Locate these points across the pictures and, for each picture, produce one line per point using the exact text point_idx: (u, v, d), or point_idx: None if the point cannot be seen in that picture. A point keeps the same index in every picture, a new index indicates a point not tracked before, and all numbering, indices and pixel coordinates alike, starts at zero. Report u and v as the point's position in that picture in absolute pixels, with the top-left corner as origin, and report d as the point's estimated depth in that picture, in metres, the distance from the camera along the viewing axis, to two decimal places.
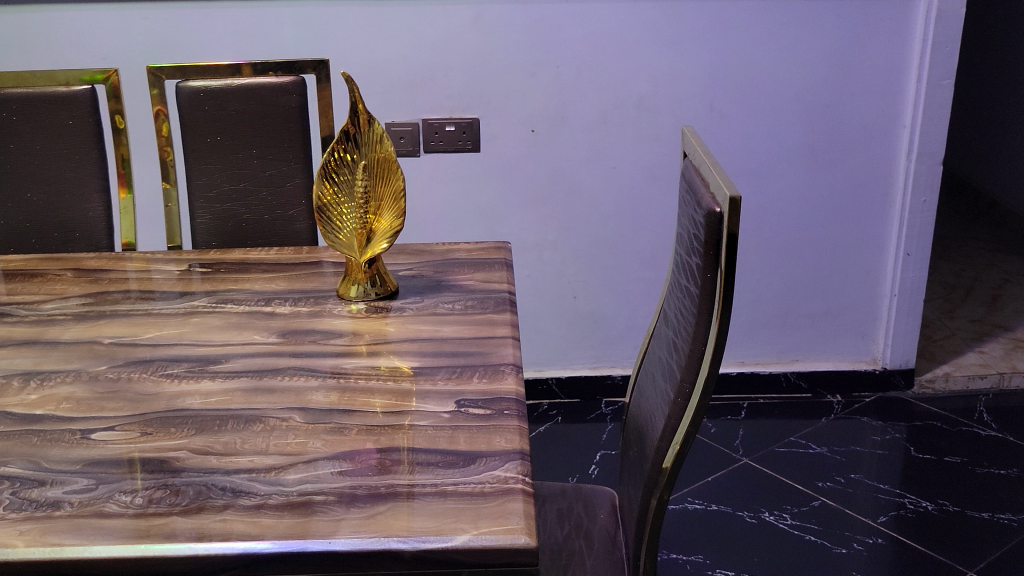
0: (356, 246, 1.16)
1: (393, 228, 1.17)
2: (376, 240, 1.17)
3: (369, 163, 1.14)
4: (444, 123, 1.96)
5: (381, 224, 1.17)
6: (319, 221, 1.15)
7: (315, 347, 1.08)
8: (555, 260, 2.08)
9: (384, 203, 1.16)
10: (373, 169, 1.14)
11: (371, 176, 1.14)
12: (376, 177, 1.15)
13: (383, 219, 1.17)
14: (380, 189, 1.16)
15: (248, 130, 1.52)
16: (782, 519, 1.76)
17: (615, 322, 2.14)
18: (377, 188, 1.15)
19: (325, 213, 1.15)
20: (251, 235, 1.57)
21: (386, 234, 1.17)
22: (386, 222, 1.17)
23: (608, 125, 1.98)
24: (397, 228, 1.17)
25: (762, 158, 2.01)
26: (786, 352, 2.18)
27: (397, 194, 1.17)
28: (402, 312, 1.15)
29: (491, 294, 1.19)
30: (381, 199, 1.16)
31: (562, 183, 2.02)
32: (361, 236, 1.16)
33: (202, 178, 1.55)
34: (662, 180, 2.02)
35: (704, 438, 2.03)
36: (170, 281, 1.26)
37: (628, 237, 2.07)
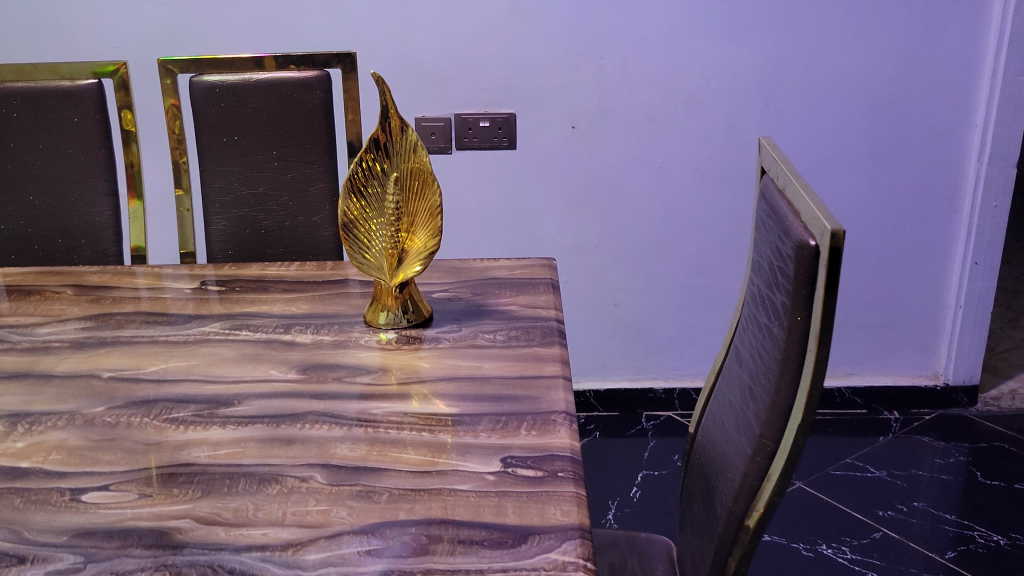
0: (386, 269, 1.03)
1: (429, 249, 1.03)
2: (410, 262, 1.03)
3: (400, 176, 1.01)
4: (478, 118, 1.83)
5: (415, 245, 1.03)
6: (344, 239, 1.03)
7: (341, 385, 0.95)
8: (596, 266, 1.95)
9: (418, 221, 1.03)
10: (405, 182, 1.02)
11: (403, 191, 1.02)
12: (410, 192, 1.02)
13: (418, 238, 1.04)
14: (414, 205, 1.03)
15: (267, 129, 1.39)
16: (841, 552, 1.63)
17: (658, 332, 2.00)
18: (410, 203, 1.03)
19: (352, 231, 1.03)
20: (270, 243, 1.45)
21: (420, 256, 1.03)
22: (420, 243, 1.03)
23: (655, 122, 1.84)
24: (433, 250, 1.03)
25: (819, 158, 1.87)
26: (841, 365, 2.04)
27: (435, 211, 1.03)
28: (437, 344, 1.02)
29: (537, 323, 1.06)
30: (415, 216, 1.03)
31: (605, 183, 1.89)
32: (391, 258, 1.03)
33: (217, 181, 1.42)
34: (712, 181, 1.88)
35: None
36: (180, 301, 1.14)
37: (674, 241, 1.93)
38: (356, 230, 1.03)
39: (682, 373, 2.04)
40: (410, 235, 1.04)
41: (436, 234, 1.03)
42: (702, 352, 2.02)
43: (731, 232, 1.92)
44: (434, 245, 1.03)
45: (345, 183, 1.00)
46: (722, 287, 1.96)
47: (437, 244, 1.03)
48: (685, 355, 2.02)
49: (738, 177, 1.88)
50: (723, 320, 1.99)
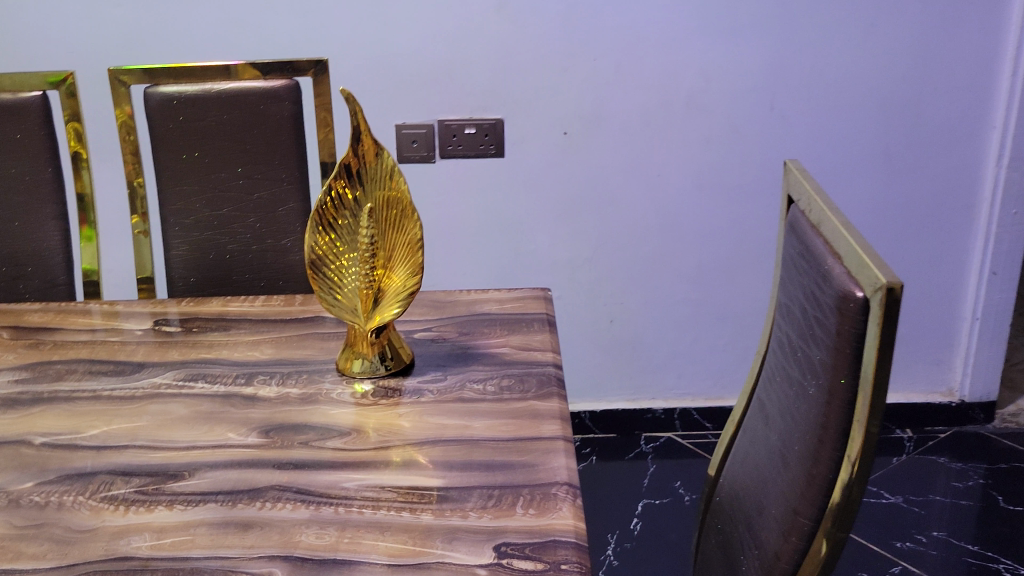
0: (361, 311, 0.91)
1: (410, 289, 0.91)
2: (388, 304, 0.91)
3: (375, 207, 0.89)
4: (463, 124, 1.70)
5: (393, 284, 0.91)
6: (312, 279, 0.91)
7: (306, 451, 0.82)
8: (590, 280, 1.83)
9: (397, 256, 0.91)
10: (382, 213, 0.89)
11: (379, 222, 0.90)
12: (387, 224, 0.90)
13: (396, 276, 0.92)
14: (391, 241, 0.91)
15: (231, 145, 1.27)
16: None
17: (657, 349, 1.88)
18: (387, 236, 0.90)
19: (321, 269, 0.91)
20: (236, 269, 1.32)
21: (398, 297, 0.91)
22: (399, 282, 0.91)
23: (652, 126, 1.72)
24: (414, 290, 0.91)
25: (827, 164, 1.75)
26: None
27: (416, 245, 0.90)
28: (419, 397, 0.90)
29: (532, 369, 0.93)
30: (392, 251, 0.91)
31: (599, 192, 1.76)
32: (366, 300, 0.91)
33: (176, 202, 1.29)
34: (713, 189, 1.76)
35: None
36: (130, 344, 1.01)
37: (673, 253, 1.81)
38: (326, 269, 0.91)
39: (682, 392, 1.92)
40: (388, 272, 0.92)
41: (416, 271, 0.91)
42: (703, 369, 1.90)
43: (733, 242, 1.80)
44: (414, 283, 0.91)
45: (312, 215, 0.88)
46: (724, 300, 1.84)
47: (418, 283, 0.91)
48: (685, 373, 1.90)
49: (741, 184, 1.76)
50: (726, 336, 1.87)
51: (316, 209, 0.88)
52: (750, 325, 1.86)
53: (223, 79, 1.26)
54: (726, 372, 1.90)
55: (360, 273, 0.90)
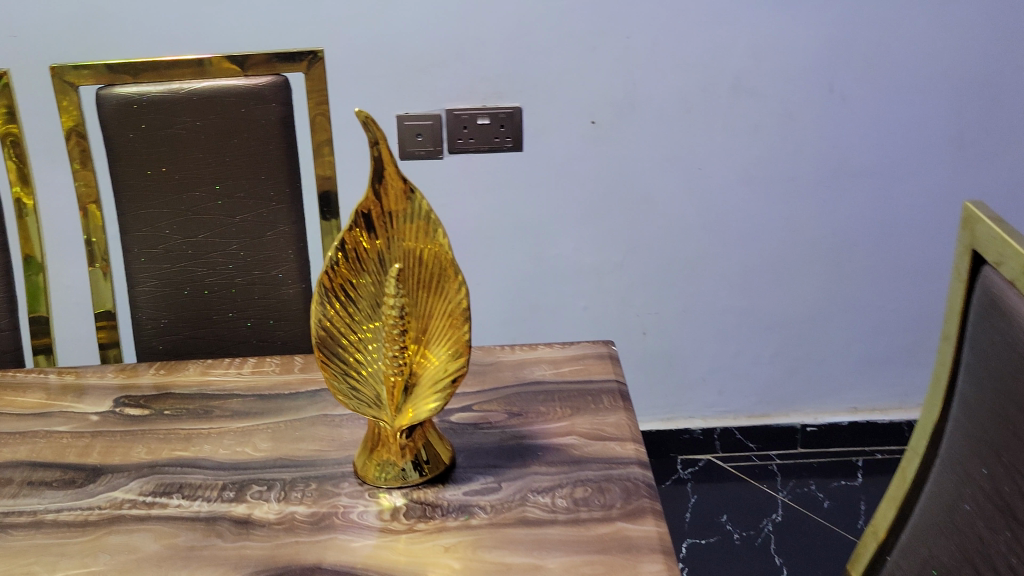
0: (385, 404, 0.69)
1: (452, 374, 0.68)
2: (424, 394, 0.69)
3: (405, 268, 0.67)
4: (475, 114, 1.45)
5: (431, 366, 0.69)
6: (320, 361, 0.69)
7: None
8: (621, 288, 1.59)
9: (434, 329, 0.68)
10: (414, 274, 0.67)
11: (411, 286, 0.67)
12: (421, 287, 0.67)
13: (435, 355, 0.69)
14: (428, 312, 0.68)
15: (206, 157, 1.04)
16: None
17: (695, 364, 1.67)
18: (422, 304, 0.68)
19: (334, 345, 0.69)
20: (217, 305, 1.09)
21: (436, 387, 0.68)
22: (438, 365, 0.69)
23: (693, 113, 1.47)
24: (456, 375, 0.68)
25: (893, 154, 1.52)
26: (911, 395, 1.70)
27: (460, 315, 0.67)
28: (468, 517, 0.68)
29: (612, 471, 0.71)
30: (429, 322, 0.68)
31: (632, 190, 1.52)
32: (394, 390, 0.69)
33: (141, 228, 1.06)
34: (763, 184, 1.53)
35: (818, 518, 1.56)
36: (83, 435, 0.78)
37: (715, 256, 1.58)
38: (341, 346, 0.69)
39: (723, 409, 1.71)
40: (423, 350, 0.69)
41: (462, 350, 0.68)
42: (746, 385, 1.68)
43: (784, 243, 1.57)
44: (457, 367, 0.68)
45: (319, 278, 0.66)
46: (772, 308, 1.62)
47: (463, 366, 0.68)
48: (727, 389, 1.69)
49: (794, 178, 1.53)
50: (773, 347, 1.65)
51: (324, 269, 0.66)
52: (801, 334, 1.64)
53: (195, 76, 1.02)
54: (773, 387, 1.69)
55: (386, 354, 0.68)
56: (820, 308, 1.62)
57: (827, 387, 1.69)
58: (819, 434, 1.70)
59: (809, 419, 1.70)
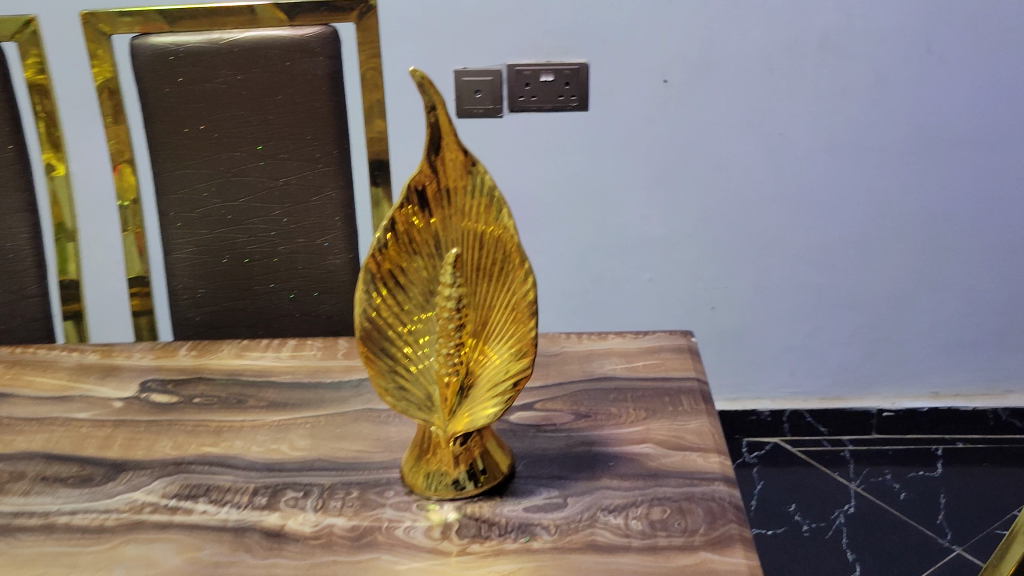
0: (438, 407, 0.61)
1: (515, 375, 0.59)
2: (482, 398, 0.60)
3: (463, 253, 0.58)
4: (538, 70, 1.35)
5: (490, 365, 0.61)
6: (364, 359, 0.60)
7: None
8: (690, 260, 1.50)
9: (495, 324, 0.60)
10: (473, 260, 0.58)
11: (470, 275, 0.58)
12: (481, 276, 0.58)
13: (495, 352, 0.61)
14: (487, 304, 0.59)
15: (248, 115, 0.95)
16: None
17: (767, 343, 1.57)
18: (482, 295, 0.59)
19: (380, 341, 0.60)
20: (257, 275, 1.01)
21: (497, 390, 0.60)
22: (498, 364, 0.60)
23: (775, 73, 1.36)
24: (520, 377, 0.59)
25: (992, 121, 1.40)
26: (999, 381, 1.59)
27: (526, 308, 0.58)
28: (529, 539, 0.59)
29: (694, 489, 0.62)
30: (489, 315, 0.60)
31: (705, 155, 1.41)
32: (446, 392, 0.60)
33: (177, 190, 0.98)
34: (848, 152, 1.42)
35: (894, 510, 1.46)
36: (105, 425, 0.70)
37: (792, 228, 1.47)
38: (388, 342, 0.60)
39: (794, 391, 1.61)
40: (482, 347, 0.61)
41: (527, 349, 0.59)
42: (821, 366, 1.59)
43: (867, 215, 1.46)
44: (522, 368, 0.59)
45: (364, 264, 0.58)
46: (852, 284, 1.52)
47: (528, 367, 0.59)
48: (799, 369, 1.59)
49: (882, 146, 1.41)
50: (851, 327, 1.55)
51: (370, 253, 0.57)
52: (881, 313, 1.54)
53: (246, 24, 0.93)
54: (850, 369, 1.59)
55: (438, 350, 0.60)
56: (903, 284, 1.51)
57: (907, 371, 1.59)
58: (895, 420, 1.60)
59: (887, 404, 1.61)
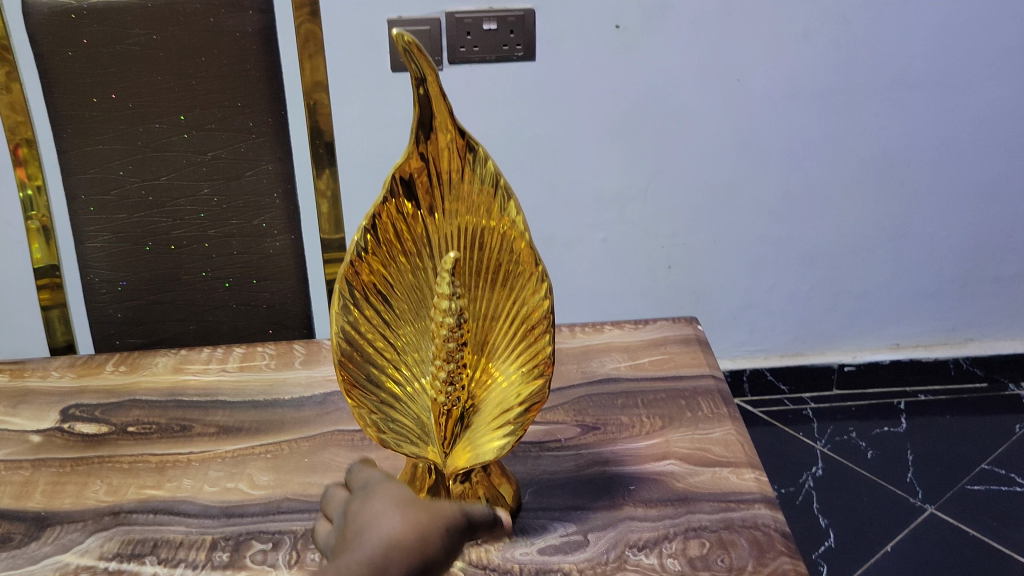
0: (434, 436, 0.53)
1: (526, 400, 0.53)
2: (486, 429, 0.53)
3: (462, 256, 0.51)
4: (481, 19, 1.18)
5: (495, 389, 0.54)
6: (344, 388, 0.53)
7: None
8: (647, 217, 1.38)
9: (498, 340, 0.54)
10: (473, 265, 0.52)
11: (469, 282, 0.52)
12: (483, 281, 0.52)
13: (500, 371, 0.54)
14: (489, 315, 0.53)
15: (166, 80, 0.83)
16: None
17: (725, 302, 1.48)
18: (485, 305, 0.53)
19: (364, 360, 0.53)
20: (185, 262, 0.89)
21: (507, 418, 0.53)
22: (504, 385, 0.54)
23: (734, 16, 1.23)
24: (532, 403, 0.53)
25: (959, 61, 1.31)
26: (960, 329, 1.54)
27: (538, 321, 0.52)
28: None
29: (733, 516, 0.54)
30: (492, 328, 0.53)
31: (660, 103, 1.28)
32: (445, 420, 0.52)
33: (87, 169, 0.85)
34: (809, 99, 1.31)
35: (862, 470, 1.41)
36: (22, 467, 0.59)
37: (752, 182, 1.36)
38: (372, 365, 0.53)
39: (753, 349, 1.54)
40: (485, 367, 0.54)
41: (542, 368, 0.53)
42: (782, 322, 1.51)
43: (831, 165, 1.36)
44: (535, 392, 0.53)
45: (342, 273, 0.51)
46: (814, 236, 1.43)
47: (542, 390, 0.53)
48: (760, 325, 1.51)
49: (843, 91, 1.31)
50: (811, 282, 1.47)
51: (348, 260, 0.51)
52: (843, 266, 1.46)
53: None
54: (809, 324, 1.52)
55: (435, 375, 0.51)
56: (865, 236, 1.43)
57: (867, 323, 1.53)
58: (857, 373, 1.56)
59: (848, 358, 1.55)
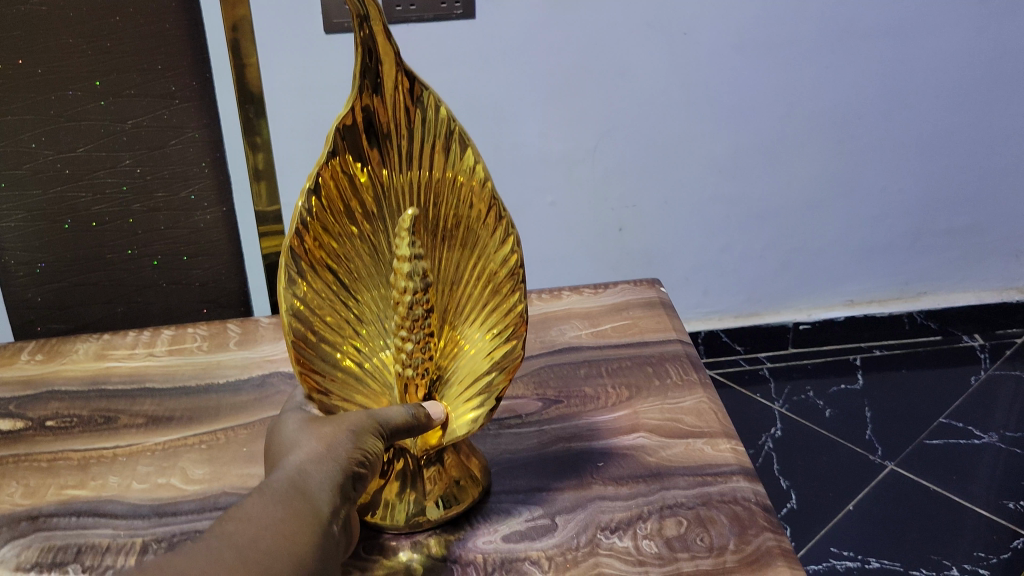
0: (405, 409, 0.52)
1: (500, 362, 0.54)
2: (459, 400, 0.53)
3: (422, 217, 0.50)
4: None
5: (462, 357, 0.54)
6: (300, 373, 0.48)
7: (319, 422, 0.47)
8: (594, 179, 1.32)
9: (463, 303, 0.54)
10: (432, 225, 0.51)
11: (430, 242, 0.51)
12: (442, 242, 0.52)
13: (467, 341, 0.54)
14: (452, 279, 0.53)
15: (79, 44, 0.77)
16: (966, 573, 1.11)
17: (677, 263, 1.44)
18: (447, 267, 0.52)
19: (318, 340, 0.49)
20: (108, 241, 0.87)
21: (480, 384, 0.53)
22: (473, 354, 0.54)
23: None
24: (506, 365, 0.54)
25: (914, 8, 1.24)
26: (913, 283, 1.54)
27: (507, 278, 0.53)
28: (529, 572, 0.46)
29: (710, 491, 0.50)
30: (455, 293, 0.53)
31: (604, 60, 1.21)
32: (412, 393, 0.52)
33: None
34: (759, 50, 1.24)
35: (820, 429, 1.39)
36: None
37: (702, 139, 1.31)
38: (327, 344, 0.50)
39: (708, 311, 1.51)
40: (452, 336, 0.54)
41: (513, 327, 0.54)
42: (735, 283, 1.48)
43: (781, 120, 1.31)
44: (506, 354, 0.54)
45: (287, 244, 0.46)
46: (765, 193, 1.38)
47: (512, 352, 0.54)
48: (712, 287, 1.48)
49: (795, 42, 1.24)
50: (764, 239, 1.44)
51: (295, 229, 0.46)
52: (795, 223, 1.42)
53: None
54: (763, 283, 1.49)
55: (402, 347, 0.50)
56: (818, 191, 1.39)
57: (821, 281, 1.50)
58: (811, 331, 1.55)
59: (803, 316, 1.53)
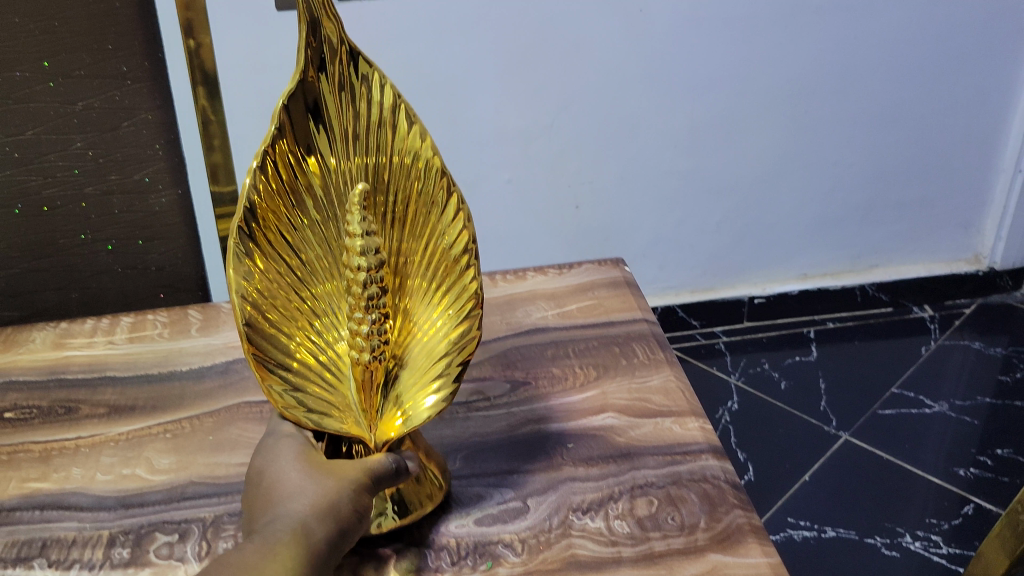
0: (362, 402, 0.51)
1: (458, 343, 0.52)
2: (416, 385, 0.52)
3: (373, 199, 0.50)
4: None
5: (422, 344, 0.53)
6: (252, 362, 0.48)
7: (304, 461, 0.47)
8: (551, 155, 1.31)
9: (419, 288, 0.53)
10: (385, 204, 0.51)
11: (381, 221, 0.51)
12: (396, 224, 0.52)
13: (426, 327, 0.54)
14: (409, 263, 0.53)
15: (25, 23, 0.75)
16: (920, 540, 1.14)
17: (632, 238, 1.45)
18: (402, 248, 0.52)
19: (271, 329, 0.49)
20: (61, 226, 0.86)
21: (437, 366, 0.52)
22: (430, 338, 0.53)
23: None
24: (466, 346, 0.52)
25: None
26: (865, 256, 1.56)
27: (456, 259, 0.52)
28: (507, 557, 0.46)
29: (680, 469, 0.51)
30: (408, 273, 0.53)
31: (559, 36, 1.20)
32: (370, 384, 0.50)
33: None
34: (712, 24, 1.23)
35: (776, 401, 1.41)
36: None
37: (657, 114, 1.31)
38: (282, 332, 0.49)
39: (664, 286, 1.53)
40: (410, 322, 0.54)
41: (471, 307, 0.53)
42: (691, 256, 1.49)
43: (733, 94, 1.31)
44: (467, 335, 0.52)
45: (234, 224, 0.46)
46: (719, 168, 1.39)
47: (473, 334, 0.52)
48: (668, 262, 1.49)
49: (748, 16, 1.24)
50: (719, 214, 1.44)
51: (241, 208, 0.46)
52: (748, 197, 1.43)
53: None
54: (717, 257, 1.50)
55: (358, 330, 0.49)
56: (770, 165, 1.40)
57: (775, 255, 1.52)
58: (766, 305, 1.57)
59: (758, 290, 1.56)
